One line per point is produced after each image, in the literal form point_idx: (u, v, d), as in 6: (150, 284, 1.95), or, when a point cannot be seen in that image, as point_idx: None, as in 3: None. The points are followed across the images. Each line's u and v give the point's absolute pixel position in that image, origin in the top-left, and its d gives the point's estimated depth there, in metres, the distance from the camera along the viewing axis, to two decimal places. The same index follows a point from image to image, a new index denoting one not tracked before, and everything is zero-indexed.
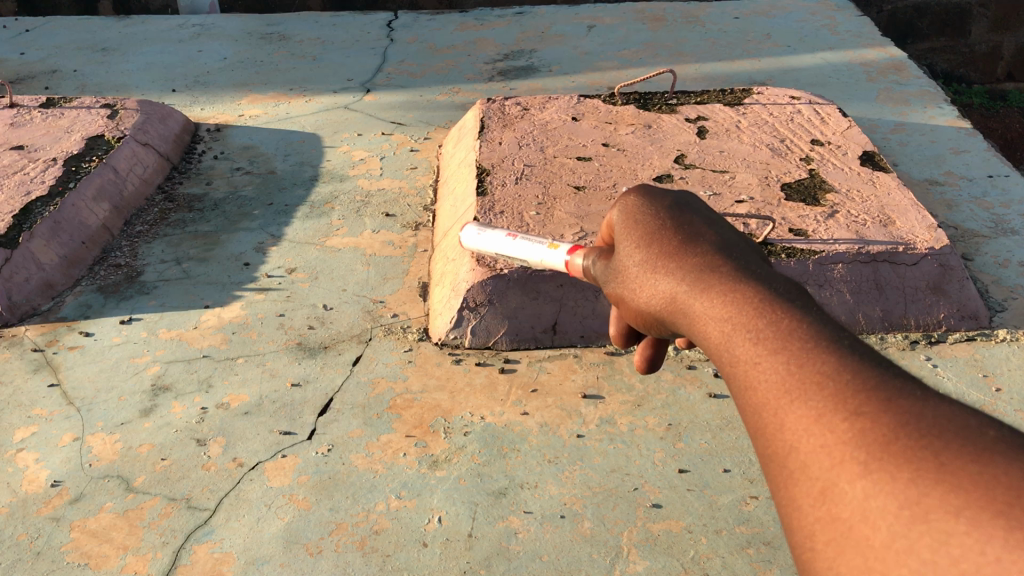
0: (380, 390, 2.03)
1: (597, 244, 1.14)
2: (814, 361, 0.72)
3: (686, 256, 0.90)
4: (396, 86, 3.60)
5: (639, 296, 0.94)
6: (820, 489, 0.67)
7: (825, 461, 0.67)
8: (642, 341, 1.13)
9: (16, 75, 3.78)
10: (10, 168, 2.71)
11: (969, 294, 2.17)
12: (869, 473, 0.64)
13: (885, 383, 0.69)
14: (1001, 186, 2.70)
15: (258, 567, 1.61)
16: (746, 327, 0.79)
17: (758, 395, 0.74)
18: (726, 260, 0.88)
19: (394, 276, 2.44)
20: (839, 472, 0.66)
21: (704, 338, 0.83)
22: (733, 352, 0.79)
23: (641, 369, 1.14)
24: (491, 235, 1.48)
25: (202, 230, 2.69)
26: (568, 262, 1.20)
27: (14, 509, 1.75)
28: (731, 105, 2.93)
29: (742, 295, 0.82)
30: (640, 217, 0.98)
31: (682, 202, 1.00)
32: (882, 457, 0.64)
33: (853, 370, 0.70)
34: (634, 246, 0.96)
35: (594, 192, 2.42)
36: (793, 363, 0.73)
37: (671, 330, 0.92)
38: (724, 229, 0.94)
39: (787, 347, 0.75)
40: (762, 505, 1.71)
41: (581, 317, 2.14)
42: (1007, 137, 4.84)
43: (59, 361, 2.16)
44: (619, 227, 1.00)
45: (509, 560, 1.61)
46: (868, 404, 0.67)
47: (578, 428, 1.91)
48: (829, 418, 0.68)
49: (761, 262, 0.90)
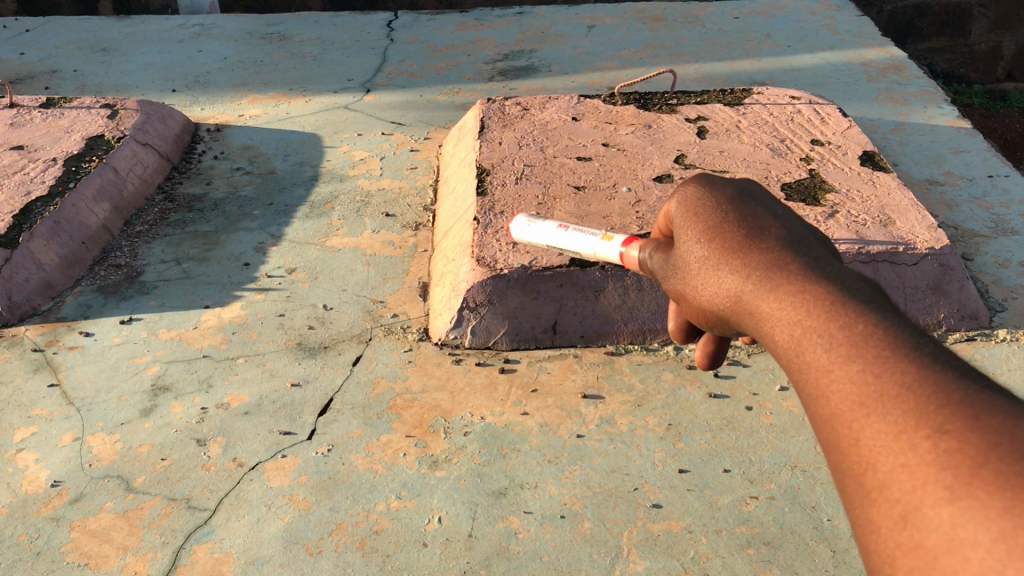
0: (380, 390, 2.03)
1: (658, 239, 1.16)
2: (893, 372, 0.73)
3: (754, 258, 0.91)
4: (396, 86, 3.60)
5: (705, 296, 0.95)
6: (900, 512, 0.66)
7: (906, 483, 0.67)
8: (705, 337, 1.13)
9: (16, 75, 3.78)
10: (10, 168, 2.70)
11: (969, 294, 2.17)
12: (955, 498, 0.63)
13: (971, 399, 0.67)
14: (1000, 186, 2.70)
15: (258, 567, 1.61)
16: (820, 333, 0.80)
17: (832, 404, 0.75)
18: (796, 262, 0.89)
19: (394, 276, 2.45)
20: (922, 496, 0.65)
21: (775, 344, 0.84)
22: (808, 360, 0.79)
23: (703, 364, 1.14)
24: (541, 227, 1.56)
25: (202, 230, 2.69)
26: (622, 253, 1.25)
27: (14, 509, 1.75)
28: (731, 105, 2.93)
29: (814, 301, 0.82)
30: (705, 216, 0.99)
31: (748, 200, 1.01)
32: (971, 481, 0.62)
33: (936, 383, 0.70)
34: (699, 244, 0.97)
35: (594, 192, 2.42)
36: (871, 375, 0.74)
37: (740, 331, 0.93)
38: (793, 227, 0.95)
39: (863, 356, 0.75)
40: (762, 505, 1.71)
41: (581, 317, 2.14)
42: (1007, 137, 4.84)
43: (58, 361, 2.15)
44: (683, 224, 1.02)
45: (509, 560, 1.61)
46: (952, 420, 0.67)
47: (578, 428, 1.91)
48: (910, 436, 0.68)
49: (833, 263, 0.90)
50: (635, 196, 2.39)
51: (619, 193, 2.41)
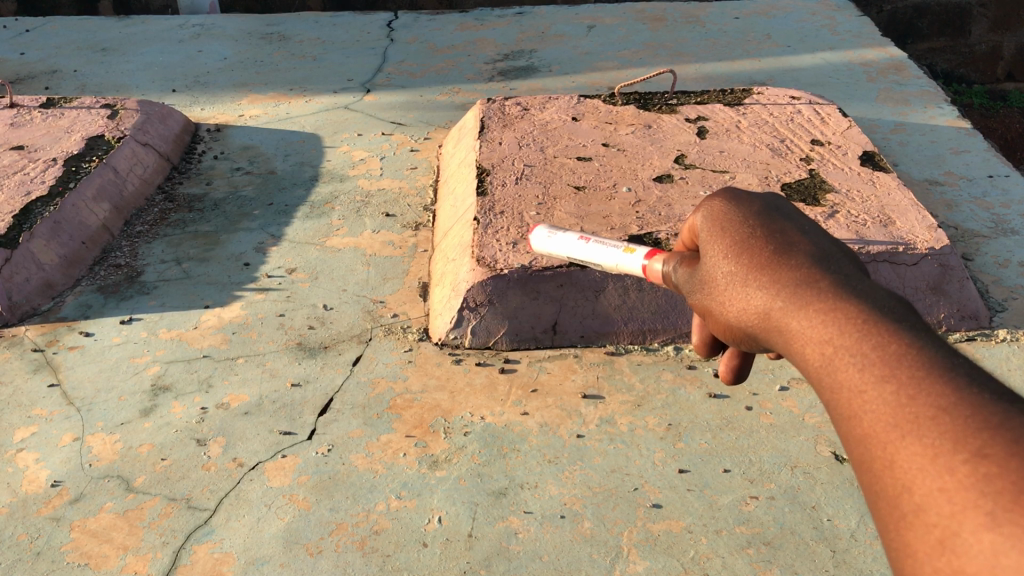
0: (380, 390, 2.03)
1: (681, 249, 1.14)
2: (928, 392, 0.70)
3: (780, 272, 0.89)
4: (396, 86, 3.60)
5: (730, 311, 0.93)
6: (938, 536, 0.64)
7: (944, 508, 0.64)
8: (729, 351, 1.12)
9: (16, 75, 3.78)
10: (10, 168, 2.71)
11: (969, 294, 2.17)
12: (996, 524, 0.60)
13: (1011, 420, 0.65)
14: (1000, 186, 2.70)
15: (258, 567, 1.61)
16: (851, 352, 0.77)
17: (865, 425, 0.73)
18: (825, 276, 0.86)
19: (394, 276, 2.45)
20: (960, 521, 0.63)
21: (803, 361, 0.82)
22: (838, 377, 0.77)
23: (728, 379, 1.13)
24: (561, 239, 1.54)
25: (202, 230, 2.69)
26: (645, 264, 1.22)
27: (14, 509, 1.75)
28: (731, 105, 2.93)
29: (844, 317, 0.80)
30: (729, 228, 0.97)
31: (773, 211, 0.98)
32: (1012, 508, 0.60)
33: (973, 405, 0.67)
34: (724, 258, 0.95)
35: (594, 192, 2.42)
36: (904, 395, 0.71)
37: (767, 348, 0.91)
38: (820, 240, 0.92)
39: (896, 376, 0.73)
40: (762, 505, 1.71)
41: (581, 318, 2.14)
42: (1007, 137, 4.84)
43: (59, 361, 2.16)
44: (707, 237, 0.99)
45: (509, 560, 1.61)
46: (991, 443, 0.64)
47: (578, 428, 1.91)
48: (948, 459, 0.66)
49: (862, 277, 0.87)
50: (635, 196, 2.39)
51: (619, 193, 2.41)
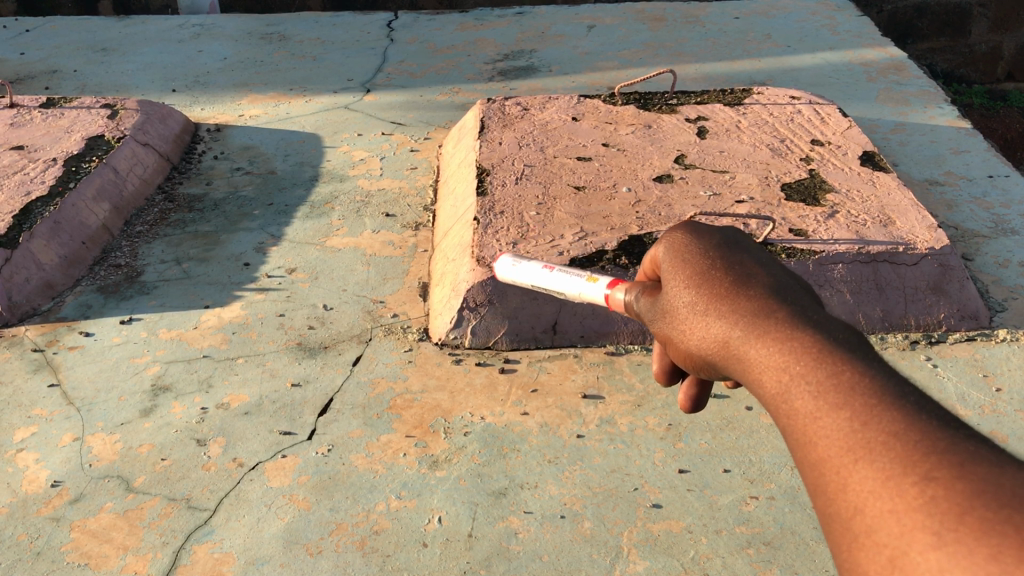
0: (380, 390, 2.03)
1: (641, 278, 1.13)
2: (880, 418, 0.72)
3: (739, 299, 0.90)
4: (396, 86, 3.60)
5: (689, 338, 0.94)
6: (889, 556, 0.65)
7: (893, 528, 0.66)
8: (687, 378, 1.10)
9: (16, 75, 3.78)
10: (10, 168, 2.70)
11: (969, 294, 2.17)
12: (943, 543, 0.62)
13: (956, 447, 0.67)
14: (1001, 186, 2.70)
15: (258, 567, 1.61)
16: (806, 379, 0.78)
17: (819, 450, 0.74)
18: (781, 305, 0.87)
19: (394, 276, 2.45)
20: (909, 540, 0.64)
21: (760, 388, 0.83)
22: (792, 405, 0.78)
23: (687, 408, 1.11)
24: (525, 267, 1.48)
25: (202, 230, 2.69)
26: (608, 296, 1.20)
27: (14, 509, 1.75)
28: (731, 105, 2.93)
29: (799, 345, 0.81)
30: (689, 257, 0.98)
31: (732, 241, 1.00)
32: (958, 527, 0.62)
33: (921, 431, 0.69)
34: (684, 285, 0.96)
35: (594, 192, 2.42)
36: (857, 420, 0.73)
37: (724, 375, 0.92)
38: (777, 271, 0.94)
39: (849, 402, 0.74)
40: (762, 505, 1.71)
41: (581, 318, 2.13)
42: (1007, 137, 4.84)
43: (59, 361, 2.16)
44: (667, 264, 1.00)
45: (509, 560, 1.61)
46: (938, 467, 0.66)
47: (578, 428, 1.91)
48: (898, 482, 0.67)
49: (817, 307, 0.89)
50: (635, 196, 2.39)
51: (619, 194, 2.41)
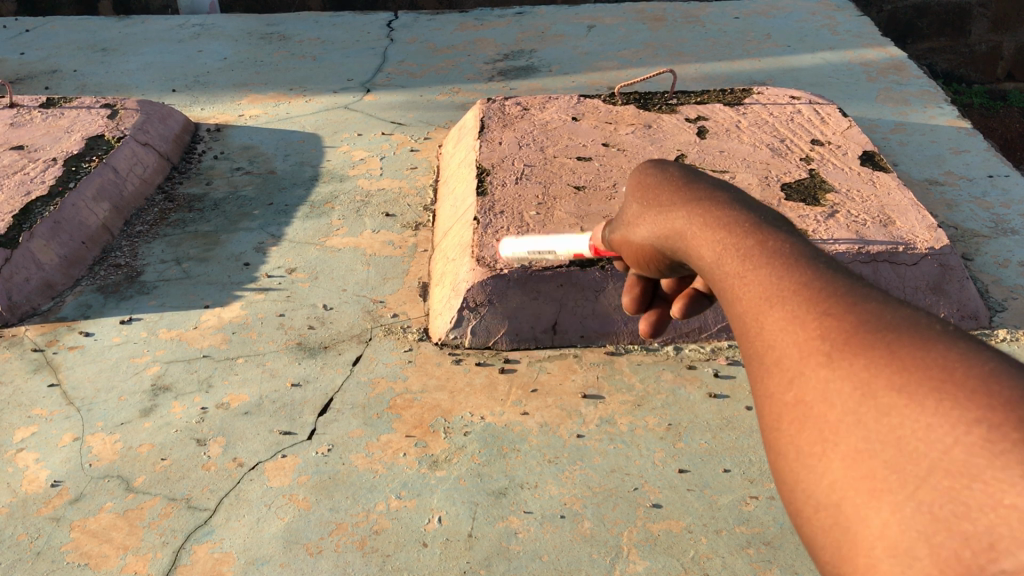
0: (380, 390, 2.03)
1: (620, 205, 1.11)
2: (831, 321, 0.69)
3: (704, 208, 0.86)
4: (396, 86, 3.60)
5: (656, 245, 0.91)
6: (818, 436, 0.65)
7: (825, 409, 0.65)
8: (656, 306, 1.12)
9: (16, 75, 3.78)
10: (10, 168, 2.70)
11: (968, 294, 2.17)
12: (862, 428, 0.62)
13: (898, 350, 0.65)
14: (1000, 186, 2.70)
15: (258, 567, 1.61)
16: (763, 279, 0.76)
17: (767, 341, 0.72)
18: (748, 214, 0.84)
19: (394, 276, 2.45)
20: (841, 423, 0.64)
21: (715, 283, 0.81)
22: (759, 318, 0.72)
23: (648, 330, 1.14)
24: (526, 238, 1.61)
25: (202, 230, 2.69)
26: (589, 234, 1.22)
27: (14, 509, 1.75)
28: (731, 105, 2.93)
29: (762, 249, 0.78)
30: (662, 174, 0.94)
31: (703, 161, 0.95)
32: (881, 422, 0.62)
33: (867, 335, 0.67)
34: (654, 198, 0.92)
35: (594, 192, 2.42)
36: (809, 320, 0.70)
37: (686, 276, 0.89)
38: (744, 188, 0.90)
39: (799, 305, 0.72)
40: (762, 505, 1.71)
41: (581, 317, 2.13)
42: (1007, 137, 4.85)
43: (58, 361, 2.15)
44: (641, 181, 0.96)
45: (509, 560, 1.61)
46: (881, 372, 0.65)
47: (578, 428, 1.91)
48: (840, 374, 0.66)
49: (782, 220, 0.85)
50: None
51: (619, 193, 2.41)
